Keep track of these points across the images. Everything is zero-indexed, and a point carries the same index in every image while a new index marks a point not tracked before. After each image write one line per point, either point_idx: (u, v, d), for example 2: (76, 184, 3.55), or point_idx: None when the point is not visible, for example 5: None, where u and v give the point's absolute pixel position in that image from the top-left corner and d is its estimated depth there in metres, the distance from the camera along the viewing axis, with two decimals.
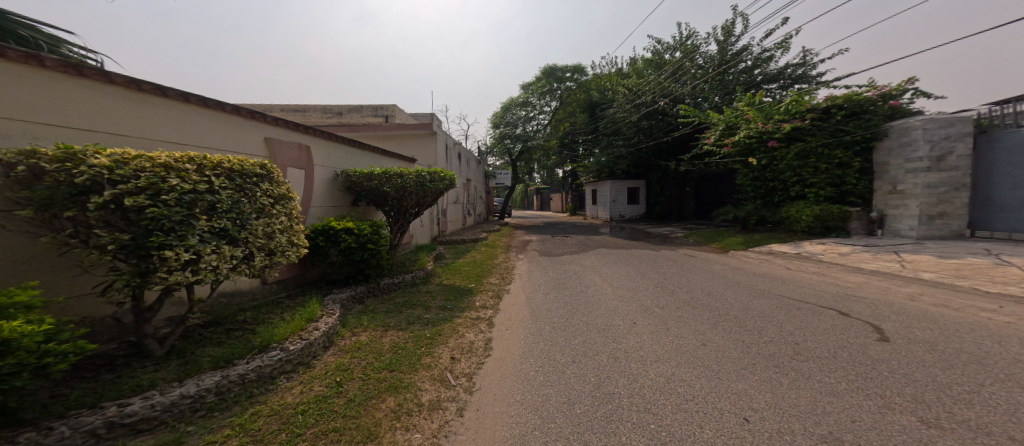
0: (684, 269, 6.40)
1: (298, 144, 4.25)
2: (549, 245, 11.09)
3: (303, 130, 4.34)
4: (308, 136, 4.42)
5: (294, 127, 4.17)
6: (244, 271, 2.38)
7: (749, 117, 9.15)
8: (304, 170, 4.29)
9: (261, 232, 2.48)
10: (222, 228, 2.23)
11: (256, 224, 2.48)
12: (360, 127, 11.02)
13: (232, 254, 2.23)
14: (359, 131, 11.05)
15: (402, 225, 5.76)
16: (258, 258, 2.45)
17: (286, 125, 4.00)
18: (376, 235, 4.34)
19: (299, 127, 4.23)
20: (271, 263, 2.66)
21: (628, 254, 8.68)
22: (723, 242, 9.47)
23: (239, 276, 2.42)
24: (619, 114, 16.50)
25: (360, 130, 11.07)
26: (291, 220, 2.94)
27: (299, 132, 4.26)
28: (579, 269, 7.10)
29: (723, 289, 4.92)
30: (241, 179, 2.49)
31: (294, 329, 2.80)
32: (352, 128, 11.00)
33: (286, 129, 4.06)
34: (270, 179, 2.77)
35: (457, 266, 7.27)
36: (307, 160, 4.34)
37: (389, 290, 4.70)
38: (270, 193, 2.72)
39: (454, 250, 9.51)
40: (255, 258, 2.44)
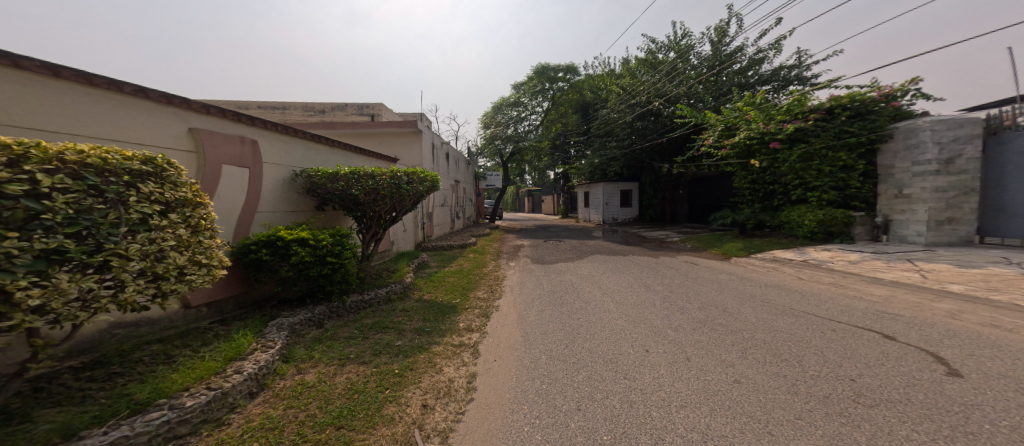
0: (689, 280, 5.87)
1: (238, 137, 3.52)
2: (541, 251, 10.50)
3: (245, 121, 3.61)
4: (251, 128, 3.69)
5: (230, 117, 3.44)
6: (108, 306, 1.76)
7: (749, 117, 8.73)
8: (246, 168, 3.58)
9: (137, 251, 1.86)
10: (55, 249, 1.58)
11: (127, 241, 1.84)
12: (339, 124, 10.25)
13: (75, 285, 1.59)
14: (337, 129, 10.28)
15: (376, 234, 5.09)
16: (132, 286, 1.83)
17: (218, 114, 3.27)
18: (338, 247, 3.68)
19: (237, 117, 3.50)
20: (161, 292, 2.03)
21: (626, 262, 8.10)
22: (722, 247, 9.01)
23: (102, 314, 1.79)
24: (614, 115, 16.31)
25: (339, 128, 10.30)
26: (196, 232, 2.30)
27: (238, 123, 3.53)
28: (575, 280, 6.52)
29: (737, 304, 4.38)
30: (102, 179, 1.85)
31: (200, 375, 2.11)
32: (330, 125, 10.23)
33: (219, 119, 3.34)
34: (159, 180, 2.14)
35: (440, 277, 6.57)
36: (250, 158, 3.63)
37: (355, 310, 4.06)
38: (159, 197, 2.09)
39: (439, 258, 8.81)
40: (127, 287, 1.82)
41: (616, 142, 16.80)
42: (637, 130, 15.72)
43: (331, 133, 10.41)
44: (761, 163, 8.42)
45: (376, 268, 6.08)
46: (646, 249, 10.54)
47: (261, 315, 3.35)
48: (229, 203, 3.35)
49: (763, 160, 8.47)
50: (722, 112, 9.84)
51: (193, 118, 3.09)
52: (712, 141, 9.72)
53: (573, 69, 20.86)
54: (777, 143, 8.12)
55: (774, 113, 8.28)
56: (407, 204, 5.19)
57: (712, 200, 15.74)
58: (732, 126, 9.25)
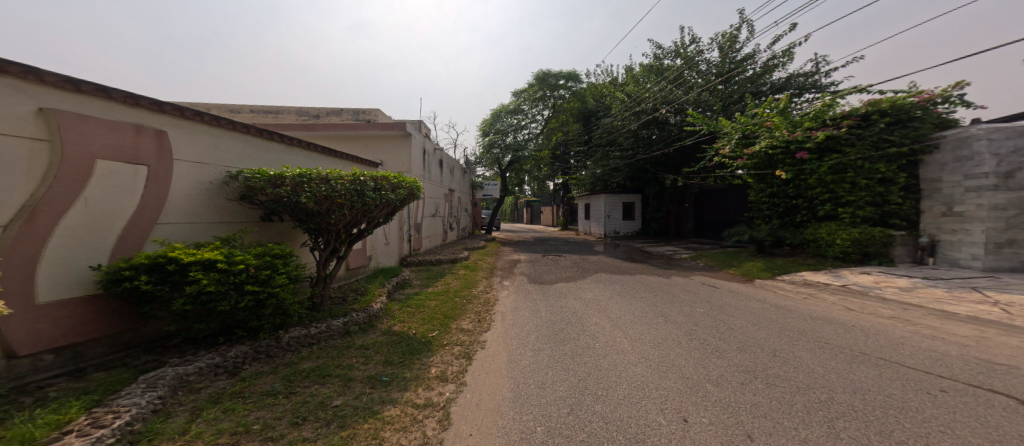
0: (716, 309, 4.92)
1: (131, 126, 2.78)
2: (539, 268, 9.53)
3: (148, 106, 2.87)
4: (157, 116, 2.95)
5: (119, 99, 2.70)
6: None
7: (771, 124, 7.91)
8: (141, 166, 2.83)
9: None
10: None
11: None
12: (321, 126, 9.42)
13: None
14: (319, 131, 9.44)
15: (337, 251, 4.19)
16: None
17: (94, 92, 2.51)
18: (265, 272, 2.84)
19: (131, 99, 2.76)
20: None
21: (633, 283, 7.12)
22: (740, 267, 8.08)
23: None
24: (618, 123, 15.72)
25: (321, 130, 9.47)
26: None
27: (134, 107, 2.80)
28: (579, 305, 5.58)
29: (786, 346, 3.43)
30: None
31: None
32: (311, 127, 9.40)
33: (100, 101, 2.60)
34: None
35: (419, 301, 5.59)
36: (150, 152, 2.90)
37: (290, 350, 3.26)
38: None
39: (424, 275, 7.85)
40: None
41: (619, 151, 16.17)
42: (642, 139, 15.08)
43: (312, 135, 9.58)
44: (785, 174, 7.56)
45: (338, 291, 5.13)
46: (655, 266, 9.60)
47: (141, 366, 2.49)
48: (104, 209, 2.61)
49: (787, 170, 7.62)
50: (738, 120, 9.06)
51: (53, 95, 2.33)
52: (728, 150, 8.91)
53: (576, 77, 20.31)
54: (804, 153, 7.27)
55: (799, 119, 7.48)
56: (376, 216, 4.27)
57: (721, 214, 14.85)
58: (750, 134, 8.45)
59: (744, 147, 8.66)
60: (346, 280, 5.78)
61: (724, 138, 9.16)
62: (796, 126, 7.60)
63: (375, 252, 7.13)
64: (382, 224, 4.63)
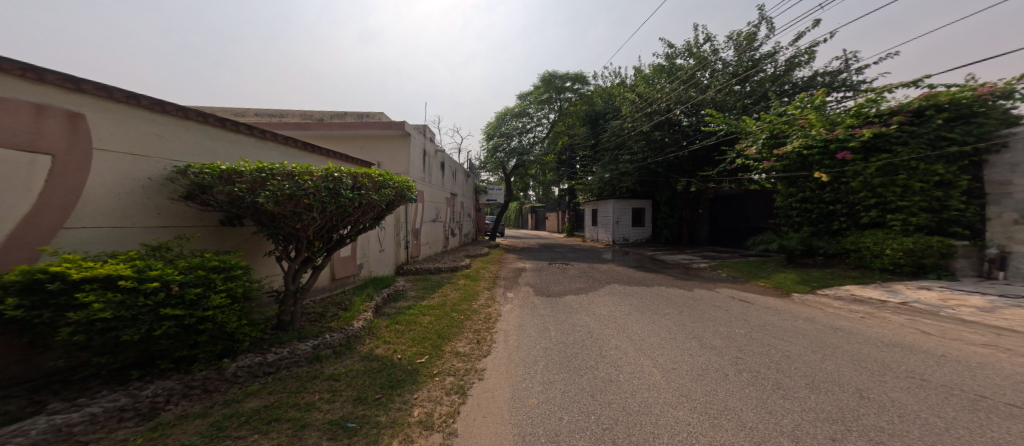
0: (759, 329, 4.16)
1: (32, 107, 2.13)
2: (545, 278, 8.77)
3: (59, 82, 2.23)
4: (72, 96, 2.31)
5: (14, 71, 2.05)
6: None
7: (807, 121, 7.23)
8: (45, 156, 2.18)
9: None
10: None
11: None
12: (314, 125, 8.80)
13: None
14: (312, 130, 8.82)
15: (312, 259, 3.48)
16: None
17: None
18: (195, 291, 2.13)
19: (33, 73, 2.12)
20: None
21: (651, 297, 6.33)
22: (771, 278, 7.29)
23: None
24: (628, 125, 15.10)
25: (314, 129, 8.85)
26: None
27: (37, 83, 2.16)
28: (595, 323, 4.86)
29: (871, 384, 2.66)
30: None
31: None
32: (303, 126, 8.79)
33: None
34: None
35: (409, 318, 4.87)
36: (59, 139, 2.24)
37: (236, 382, 2.58)
38: None
39: (421, 285, 7.19)
40: None
41: (629, 155, 15.52)
42: (654, 142, 14.43)
43: (305, 134, 8.97)
44: (825, 177, 6.76)
45: (314, 306, 4.42)
46: (672, 276, 8.83)
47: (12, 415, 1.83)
48: None
49: (827, 172, 6.84)
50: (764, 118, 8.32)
51: None
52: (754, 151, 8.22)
53: (583, 80, 19.72)
54: (847, 152, 6.50)
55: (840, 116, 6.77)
56: (357, 220, 3.56)
57: (738, 221, 14.02)
58: (780, 134, 7.71)
59: (773, 147, 7.91)
60: (326, 293, 5.06)
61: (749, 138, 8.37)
62: (835, 124, 6.94)
63: (365, 260, 6.44)
64: (367, 228, 3.95)
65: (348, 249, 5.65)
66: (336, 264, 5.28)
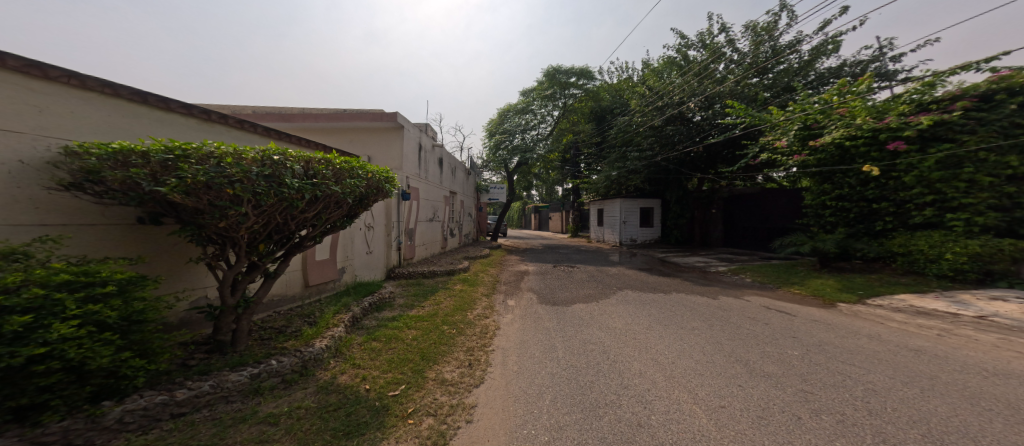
0: (816, 349, 3.40)
1: None
2: (550, 282, 8.02)
3: None
4: None
5: None
6: None
7: (850, 110, 6.53)
8: None
9: None
10: None
11: None
12: (299, 116, 8.06)
13: None
14: (296, 122, 8.06)
15: (259, 266, 2.73)
16: None
17: None
18: (26, 318, 1.41)
19: None
20: None
21: (672, 306, 5.54)
22: (805, 284, 6.52)
23: None
24: (637, 120, 14.37)
25: (299, 121, 8.10)
26: None
27: None
28: (610, 338, 4.15)
29: (1019, 440, 1.91)
30: None
31: None
32: (287, 117, 8.06)
33: None
34: None
35: (391, 334, 4.13)
36: None
37: (123, 432, 1.85)
38: None
39: (413, 291, 6.49)
40: None
41: (637, 152, 14.81)
42: (665, 137, 13.69)
43: (290, 127, 8.25)
44: (875, 170, 6.08)
45: (275, 320, 3.67)
46: (690, 280, 8.07)
47: None
48: None
49: (875, 165, 6.14)
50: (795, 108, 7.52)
51: None
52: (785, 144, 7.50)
53: (588, 74, 18.91)
54: (900, 142, 5.80)
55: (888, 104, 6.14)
56: (317, 217, 2.78)
57: (754, 220, 13.16)
58: (815, 124, 7.02)
59: (807, 139, 7.20)
60: (294, 304, 4.31)
61: (780, 130, 7.67)
62: (883, 113, 6.26)
63: (350, 263, 5.72)
64: (333, 227, 3.20)
65: (326, 252, 4.94)
66: (310, 268, 4.56)
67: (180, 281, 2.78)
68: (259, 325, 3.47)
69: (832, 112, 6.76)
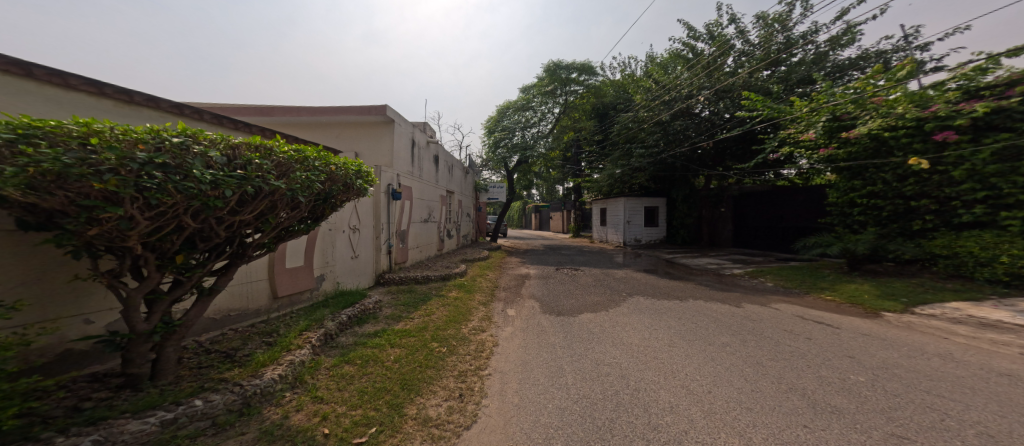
0: (884, 374, 2.78)
1: None
2: (552, 287, 7.41)
3: None
4: None
5: None
6: None
7: (886, 99, 6.02)
8: None
9: None
10: None
11: None
12: (278, 110, 7.17)
13: None
14: (275, 117, 7.21)
15: (183, 284, 2.09)
16: None
17: None
18: None
19: None
20: None
21: (691, 316, 4.93)
22: (836, 289, 5.90)
23: None
24: (642, 116, 13.79)
25: (278, 116, 7.24)
26: None
27: None
28: (627, 359, 3.54)
29: None
30: None
31: None
32: (265, 111, 7.20)
33: None
34: None
35: (369, 355, 3.51)
36: None
37: None
38: None
39: (404, 299, 5.88)
40: None
41: (642, 149, 14.23)
42: (672, 133, 13.12)
43: (268, 122, 7.43)
44: (922, 164, 5.52)
45: (226, 342, 3.05)
46: (705, 284, 7.48)
47: None
48: None
49: (920, 158, 5.59)
50: (820, 97, 7.01)
51: None
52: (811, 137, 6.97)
53: (590, 70, 18.34)
54: (950, 132, 5.33)
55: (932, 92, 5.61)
56: (261, 220, 2.14)
57: (767, 219, 12.53)
58: (845, 115, 6.49)
59: (836, 131, 6.70)
60: (258, 320, 3.72)
61: (806, 121, 7.16)
62: (926, 103, 5.68)
63: (332, 270, 5.13)
64: (288, 228, 2.57)
65: (301, 259, 4.34)
66: (280, 278, 3.96)
67: (46, 308, 2.05)
68: (203, 349, 2.84)
69: (868, 103, 6.26)
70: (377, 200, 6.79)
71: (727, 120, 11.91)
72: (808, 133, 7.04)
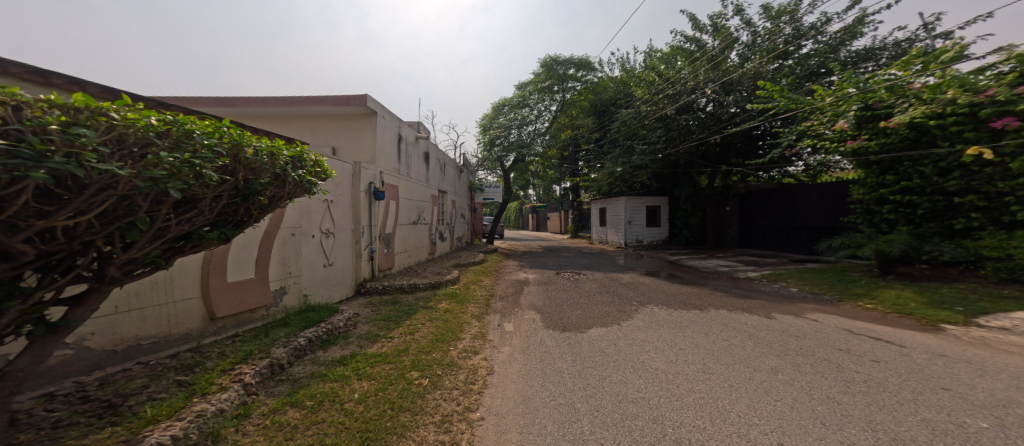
0: (1009, 419, 2.09)
1: None
2: (553, 295, 6.70)
3: None
4: None
5: None
6: None
7: (929, 86, 5.39)
8: None
9: None
10: None
11: None
12: (242, 100, 6.29)
13: None
14: (239, 108, 6.34)
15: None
16: None
17: None
18: None
19: None
20: None
21: (718, 329, 4.24)
22: (873, 295, 5.26)
23: None
24: (644, 111, 13.15)
25: (242, 107, 6.37)
26: None
27: None
28: (654, 393, 2.84)
29: None
30: None
31: None
32: (228, 101, 6.33)
33: None
34: None
35: (323, 393, 2.75)
36: None
37: None
38: None
39: (385, 312, 5.15)
40: None
41: (644, 146, 13.60)
42: (676, 129, 12.51)
43: (232, 114, 6.56)
44: (984, 153, 4.77)
45: (122, 382, 2.32)
46: (721, 288, 6.81)
47: None
48: None
49: (979, 147, 4.87)
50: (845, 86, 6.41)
51: None
52: (840, 128, 6.34)
53: (588, 66, 17.72)
54: (1011, 118, 4.64)
55: (985, 79, 5.00)
56: (114, 229, 1.48)
57: (776, 219, 11.95)
58: (878, 104, 5.86)
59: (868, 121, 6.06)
60: (184, 346, 3.01)
61: (833, 111, 6.50)
62: (979, 88, 5.05)
63: (296, 280, 4.42)
64: (184, 234, 1.87)
65: (252, 270, 3.67)
66: (218, 294, 3.28)
67: None
68: (83, 396, 2.11)
69: (905, 90, 5.70)
70: (356, 200, 6.04)
71: (735, 114, 11.28)
72: (837, 124, 6.34)
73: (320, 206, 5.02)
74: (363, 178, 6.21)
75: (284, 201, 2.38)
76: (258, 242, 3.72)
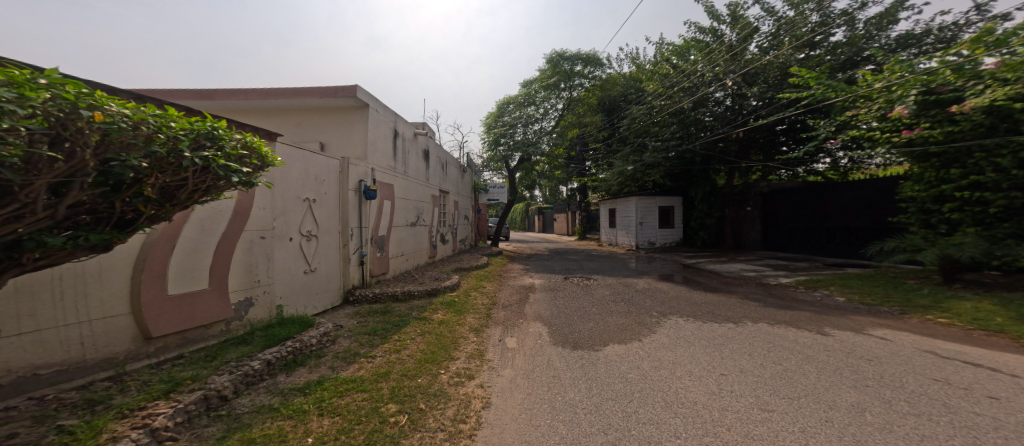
0: None
1: None
2: (562, 304, 6.01)
3: None
4: None
5: None
6: None
7: (1012, 62, 4.60)
8: None
9: None
10: None
11: None
12: (220, 93, 5.75)
13: None
14: (217, 101, 5.81)
15: None
16: None
17: None
18: None
19: None
20: None
21: (764, 348, 3.50)
22: (942, 308, 4.46)
23: None
24: (658, 105, 12.40)
25: (221, 100, 5.84)
26: None
27: None
28: (696, 439, 2.15)
29: None
30: None
31: None
32: (205, 94, 5.80)
33: None
34: None
35: (266, 437, 2.10)
36: None
37: None
38: None
39: (372, 325, 4.51)
40: None
41: (657, 143, 12.85)
42: (692, 124, 11.75)
43: (211, 107, 6.04)
44: None
45: None
46: (751, 296, 6.04)
47: None
48: None
49: None
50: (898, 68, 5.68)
51: None
52: (896, 116, 5.60)
53: (597, 61, 17.04)
54: None
55: None
56: None
57: (806, 219, 11.06)
58: (946, 86, 5.12)
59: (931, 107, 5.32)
60: (104, 375, 2.37)
61: (885, 97, 5.77)
62: None
63: (268, 289, 3.74)
64: (7, 242, 1.32)
65: (206, 280, 3.00)
66: (156, 310, 2.62)
67: None
68: None
69: (977, 71, 4.95)
70: (344, 200, 5.43)
71: (757, 107, 10.50)
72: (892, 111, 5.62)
73: (300, 206, 4.40)
74: (352, 176, 5.62)
75: (193, 192, 1.82)
76: (215, 247, 3.08)
